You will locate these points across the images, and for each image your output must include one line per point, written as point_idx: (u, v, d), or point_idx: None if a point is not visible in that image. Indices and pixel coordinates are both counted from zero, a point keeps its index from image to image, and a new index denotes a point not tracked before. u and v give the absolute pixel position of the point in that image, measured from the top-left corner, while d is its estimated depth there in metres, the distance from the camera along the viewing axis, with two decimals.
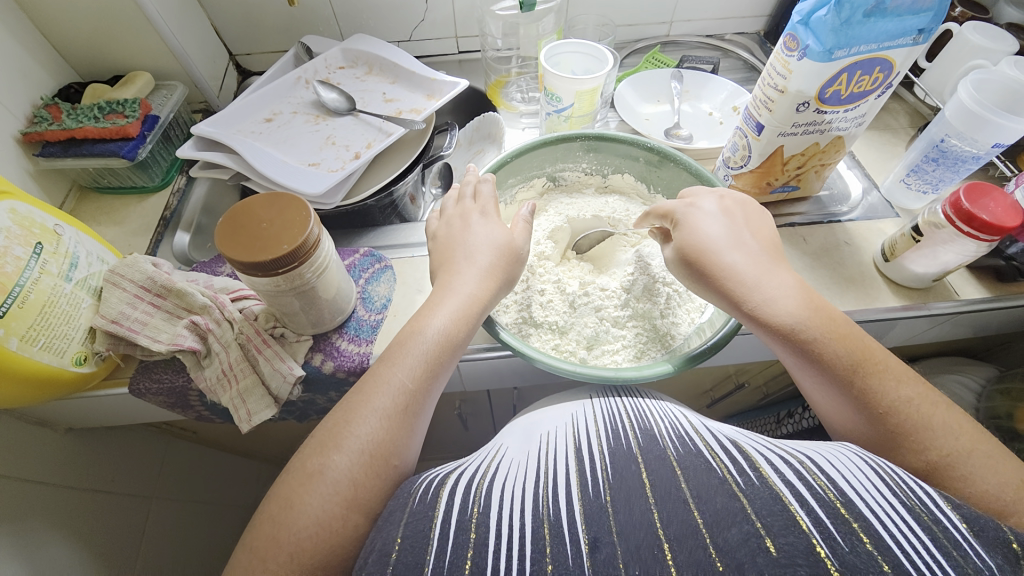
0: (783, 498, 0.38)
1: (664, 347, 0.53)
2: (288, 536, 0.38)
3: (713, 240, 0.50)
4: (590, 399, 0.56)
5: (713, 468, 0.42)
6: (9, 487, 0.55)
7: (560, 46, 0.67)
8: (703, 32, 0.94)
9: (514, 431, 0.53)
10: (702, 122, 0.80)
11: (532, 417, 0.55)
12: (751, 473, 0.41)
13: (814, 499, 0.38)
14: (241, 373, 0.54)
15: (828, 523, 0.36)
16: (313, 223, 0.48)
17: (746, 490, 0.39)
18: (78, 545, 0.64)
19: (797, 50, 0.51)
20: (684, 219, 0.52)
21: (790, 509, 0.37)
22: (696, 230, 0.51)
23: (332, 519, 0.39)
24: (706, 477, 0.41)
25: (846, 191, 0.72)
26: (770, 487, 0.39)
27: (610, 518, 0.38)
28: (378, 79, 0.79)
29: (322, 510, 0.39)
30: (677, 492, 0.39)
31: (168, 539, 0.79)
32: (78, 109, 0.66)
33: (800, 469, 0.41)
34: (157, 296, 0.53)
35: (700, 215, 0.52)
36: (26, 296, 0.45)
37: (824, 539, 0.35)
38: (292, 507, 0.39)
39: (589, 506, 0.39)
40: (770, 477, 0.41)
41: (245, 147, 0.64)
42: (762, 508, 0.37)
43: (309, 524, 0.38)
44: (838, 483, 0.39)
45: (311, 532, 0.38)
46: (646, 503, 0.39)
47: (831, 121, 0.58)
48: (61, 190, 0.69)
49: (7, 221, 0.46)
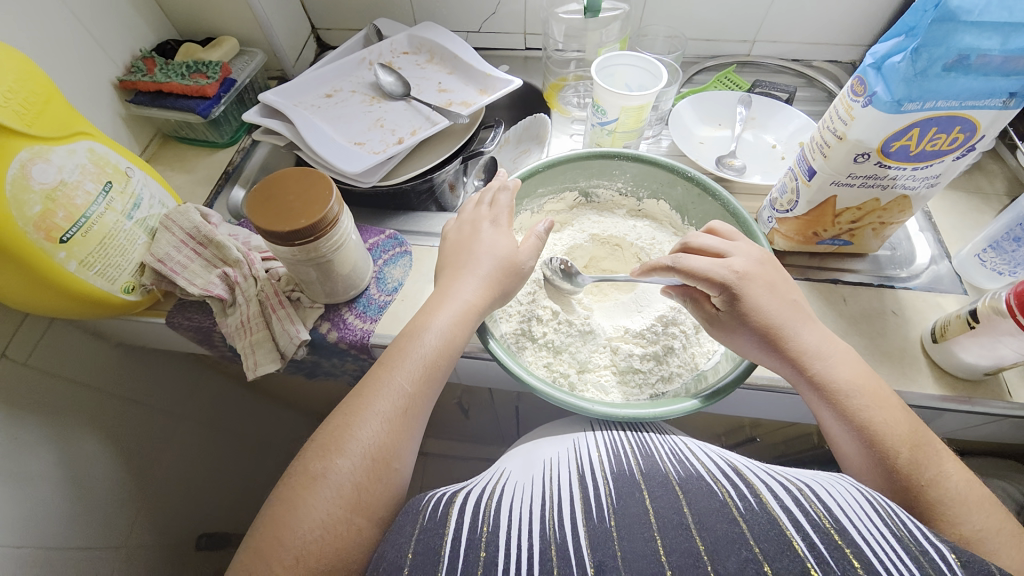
0: (779, 524, 0.38)
1: (664, 387, 0.49)
2: (293, 537, 0.40)
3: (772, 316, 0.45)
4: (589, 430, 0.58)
5: (714, 491, 0.43)
6: (59, 384, 0.65)
7: (616, 57, 0.65)
8: (789, 57, 0.87)
9: (517, 457, 0.55)
10: (762, 154, 0.75)
11: (533, 445, 0.57)
12: (752, 498, 0.41)
13: (810, 525, 0.38)
14: (256, 327, 0.58)
15: (822, 548, 0.36)
16: (334, 201, 0.51)
17: (745, 515, 0.39)
18: (110, 445, 0.73)
19: (863, 96, 0.47)
20: (744, 293, 0.45)
21: (785, 534, 0.37)
22: (762, 303, 0.45)
23: (336, 522, 0.41)
24: (707, 501, 0.41)
25: (910, 255, 0.65)
26: (768, 513, 0.39)
27: (616, 544, 0.38)
28: (437, 68, 0.81)
29: (327, 513, 0.41)
30: (679, 519, 0.40)
31: (190, 458, 0.89)
32: (169, 65, 0.73)
33: (798, 496, 0.42)
34: (199, 244, 0.60)
35: (755, 289, 0.45)
36: (90, 227, 0.52)
37: (817, 564, 0.34)
38: (296, 509, 0.41)
39: (594, 532, 0.40)
40: (769, 503, 0.41)
41: (300, 120, 0.69)
42: (760, 533, 0.37)
43: (314, 527, 0.40)
44: (833, 511, 0.39)
45: (316, 535, 0.40)
46: (649, 531, 0.39)
47: (895, 178, 0.52)
48: (146, 135, 0.77)
49: (84, 159, 0.52)
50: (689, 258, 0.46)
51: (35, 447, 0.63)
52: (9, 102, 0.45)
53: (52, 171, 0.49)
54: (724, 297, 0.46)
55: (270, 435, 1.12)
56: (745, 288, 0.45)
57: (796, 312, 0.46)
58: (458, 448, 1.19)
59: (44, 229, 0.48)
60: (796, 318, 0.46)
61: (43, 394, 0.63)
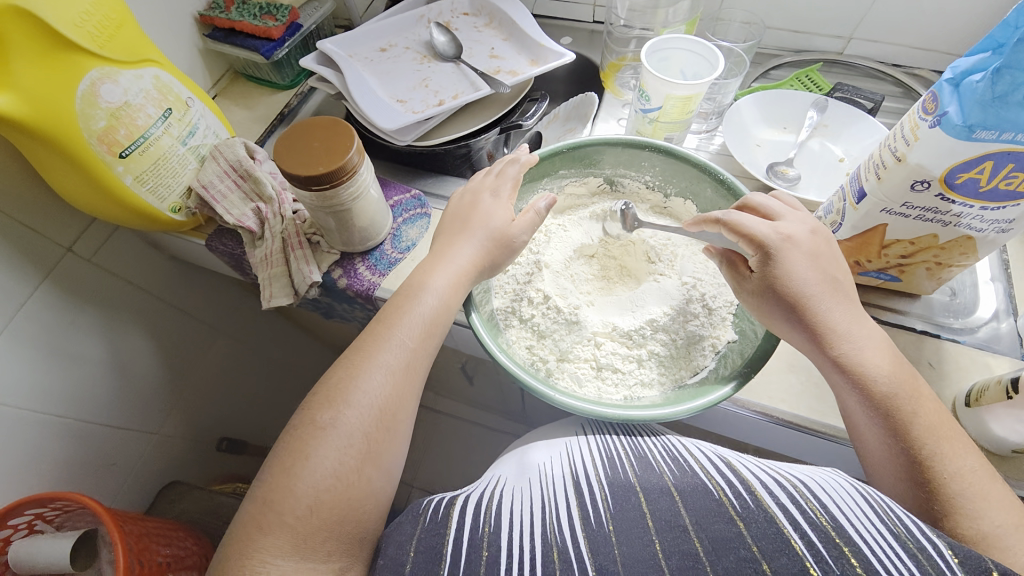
0: (776, 521, 0.38)
1: (643, 391, 0.48)
2: (304, 488, 0.41)
3: (806, 288, 0.43)
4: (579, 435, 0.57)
5: (710, 490, 0.42)
6: (117, 282, 0.74)
7: (670, 40, 0.60)
8: (889, 60, 0.77)
9: (509, 463, 0.55)
10: (824, 166, 0.68)
11: (526, 449, 0.56)
12: (747, 496, 0.41)
13: (807, 524, 0.37)
14: (276, 261, 0.63)
15: (821, 547, 0.35)
16: (356, 152, 0.53)
17: (743, 514, 0.39)
18: (155, 344, 0.83)
19: (932, 115, 0.41)
20: (780, 257, 0.44)
21: (783, 533, 0.36)
22: (800, 273, 0.43)
23: (346, 471, 0.42)
24: (703, 501, 0.41)
25: (972, 305, 0.57)
26: (765, 512, 0.39)
27: (614, 548, 0.39)
28: (493, 33, 0.79)
29: (338, 462, 0.42)
30: (677, 520, 0.40)
31: (223, 369, 0.99)
32: (245, 5, 0.78)
33: (793, 492, 0.41)
34: (240, 177, 0.65)
35: (794, 256, 0.44)
36: (147, 147, 0.58)
37: (816, 563, 0.34)
38: (305, 459, 0.42)
39: (593, 536, 0.41)
40: (765, 500, 0.40)
41: (350, 71, 0.72)
42: (757, 533, 0.37)
43: (325, 476, 0.41)
44: (830, 508, 0.39)
45: (327, 484, 0.41)
46: (648, 534, 0.40)
47: (960, 216, 0.45)
48: (220, 69, 0.83)
49: (150, 84, 0.58)
50: (742, 215, 0.46)
51: (90, 333, 0.72)
52: (86, 24, 0.50)
53: (118, 92, 0.54)
54: (760, 256, 0.45)
55: (298, 364, 1.22)
56: (782, 254, 0.44)
57: (829, 287, 0.44)
58: (466, 412, 1.23)
59: (106, 143, 0.54)
60: (829, 293, 0.44)
61: (103, 289, 0.72)
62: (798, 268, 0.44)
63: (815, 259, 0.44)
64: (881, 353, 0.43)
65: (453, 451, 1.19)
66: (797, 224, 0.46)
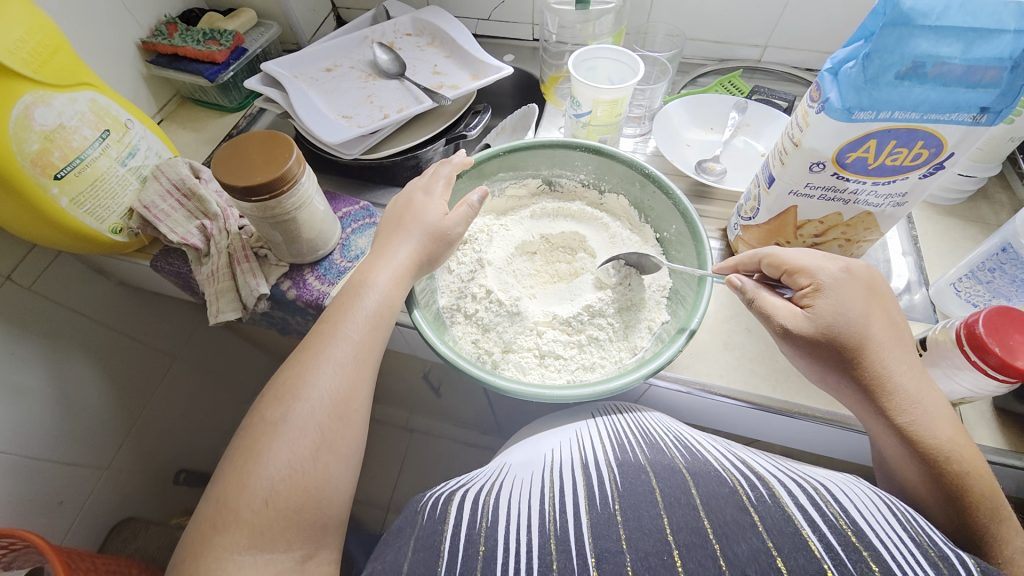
0: (794, 520, 0.38)
1: (588, 374, 0.50)
2: (259, 482, 0.41)
3: (862, 320, 0.44)
4: (594, 420, 0.59)
5: (723, 478, 0.44)
6: (56, 309, 0.72)
7: (594, 51, 0.64)
8: (801, 65, 0.84)
9: (520, 453, 0.57)
10: (748, 161, 0.73)
11: (535, 441, 0.58)
12: (762, 491, 0.42)
13: (826, 525, 0.38)
14: (222, 276, 0.62)
15: (838, 550, 0.36)
16: (295, 161, 0.54)
17: (756, 507, 0.40)
18: (102, 373, 0.81)
19: (817, 102, 0.45)
20: (829, 288, 0.45)
21: (802, 532, 0.37)
22: (844, 307, 0.45)
23: (302, 461, 0.42)
24: (716, 486, 0.43)
25: (887, 278, 0.62)
26: (781, 508, 0.40)
27: (619, 527, 0.40)
28: (436, 51, 0.83)
29: (291, 455, 0.42)
30: (686, 500, 0.41)
31: (178, 397, 0.96)
32: (188, 31, 0.79)
33: (812, 495, 0.42)
34: (184, 196, 0.65)
35: (847, 290, 0.45)
36: (83, 169, 0.58)
37: (834, 565, 0.35)
38: (260, 453, 0.42)
39: (597, 517, 0.42)
40: (782, 498, 0.41)
41: (296, 90, 0.73)
42: (773, 527, 0.38)
43: (281, 468, 0.41)
44: (850, 512, 0.40)
45: (283, 476, 0.41)
46: (656, 509, 0.41)
47: (856, 192, 0.50)
48: (165, 95, 0.84)
49: (86, 107, 0.58)
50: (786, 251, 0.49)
51: (30, 365, 0.70)
52: (20, 51, 0.51)
53: (52, 114, 0.55)
54: (809, 289, 0.46)
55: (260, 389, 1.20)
56: (833, 286, 0.46)
57: (869, 314, 0.45)
58: (436, 427, 1.23)
59: (40, 165, 0.54)
60: (876, 323, 0.45)
61: (43, 317, 0.70)
62: (850, 301, 0.45)
63: (862, 292, 0.46)
64: (885, 328, 0.45)
65: (427, 467, 1.19)
66: (851, 263, 0.48)
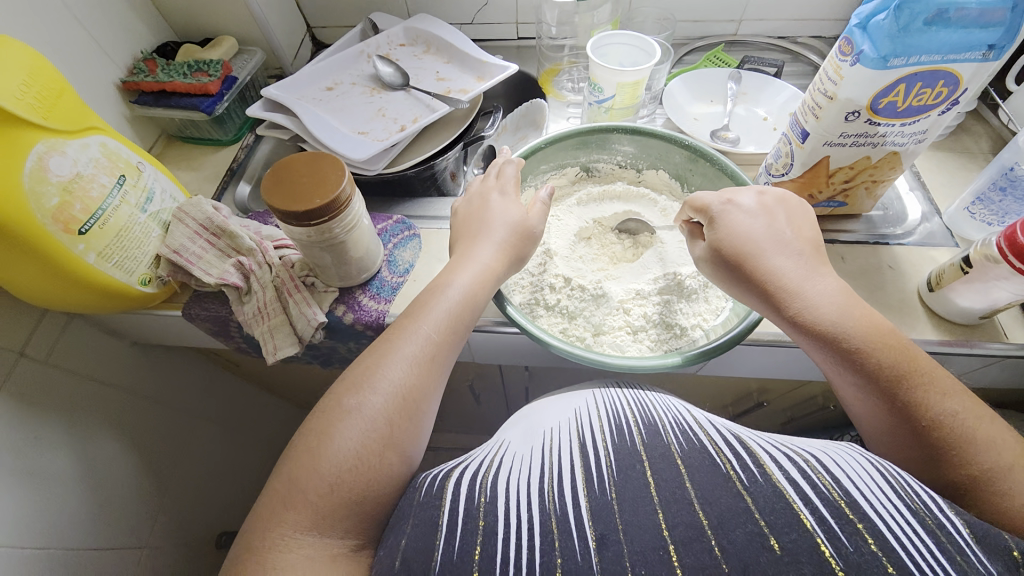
0: (786, 496, 0.39)
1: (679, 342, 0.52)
2: (327, 467, 0.40)
3: (749, 239, 0.49)
4: (594, 392, 0.56)
5: (717, 463, 0.43)
6: (75, 384, 0.65)
7: (610, 37, 0.67)
8: (775, 34, 0.90)
9: (517, 424, 0.54)
10: (754, 126, 0.77)
11: (536, 409, 0.56)
12: (755, 469, 0.42)
13: (819, 499, 0.39)
14: (273, 312, 0.60)
15: (833, 523, 0.37)
16: (346, 182, 0.52)
17: (749, 488, 0.40)
18: (127, 445, 0.74)
19: (851, 55, 0.49)
20: (720, 218, 0.51)
21: (793, 508, 0.38)
22: (745, 226, 0.50)
23: (367, 454, 0.42)
24: (710, 474, 0.42)
25: (903, 213, 0.68)
26: (775, 485, 0.40)
27: (616, 516, 0.40)
28: (434, 58, 0.83)
29: (359, 444, 0.41)
30: (682, 492, 0.41)
31: (204, 457, 0.89)
32: (171, 66, 0.75)
33: (805, 467, 0.42)
34: (213, 235, 0.61)
35: (736, 216, 0.50)
36: (106, 219, 0.53)
37: (828, 539, 0.36)
38: (329, 438, 0.42)
39: (595, 503, 0.41)
40: (774, 474, 0.42)
41: (305, 112, 0.71)
42: (766, 507, 0.39)
43: (347, 457, 0.41)
44: (843, 483, 0.40)
45: (348, 466, 0.41)
46: (652, 503, 0.40)
47: (885, 135, 0.54)
48: (151, 135, 0.79)
49: (98, 152, 0.54)
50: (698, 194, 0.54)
51: (58, 448, 0.64)
52: (25, 96, 0.46)
53: (67, 164, 0.50)
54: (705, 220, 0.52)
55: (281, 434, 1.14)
56: (722, 216, 0.51)
57: (778, 243, 0.49)
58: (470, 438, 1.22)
59: (62, 221, 0.49)
60: (777, 248, 0.49)
61: (62, 394, 0.64)
62: (747, 223, 0.50)
63: (765, 220, 0.50)
64: (805, 270, 0.48)
65: None
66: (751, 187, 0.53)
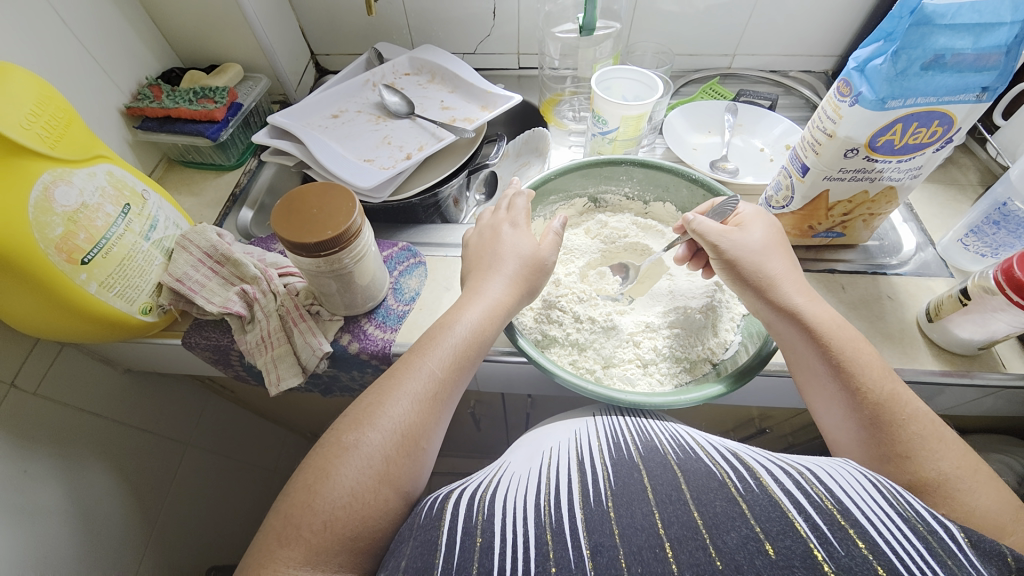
0: (781, 506, 0.38)
1: (692, 378, 0.54)
2: (322, 503, 0.39)
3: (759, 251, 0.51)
4: (594, 417, 0.56)
5: (713, 472, 0.43)
6: (65, 414, 0.63)
7: (613, 72, 0.70)
8: (768, 68, 0.93)
9: (520, 447, 0.53)
10: (751, 156, 0.79)
11: (539, 433, 0.55)
12: (751, 480, 0.41)
13: (812, 507, 0.38)
14: (277, 341, 0.59)
15: (825, 529, 0.36)
16: (358, 213, 0.51)
17: (745, 496, 0.39)
18: (115, 475, 0.71)
19: (850, 96, 0.51)
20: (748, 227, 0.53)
21: (788, 516, 0.37)
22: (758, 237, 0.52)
23: (365, 491, 0.40)
24: (705, 479, 0.42)
25: (898, 244, 0.69)
26: (768, 495, 0.39)
27: (612, 523, 0.39)
28: (438, 88, 0.84)
29: (357, 481, 0.40)
30: (678, 495, 0.40)
31: (193, 486, 0.86)
32: (176, 91, 0.75)
33: (798, 478, 0.41)
34: (217, 262, 0.61)
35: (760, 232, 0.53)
36: (110, 248, 0.52)
37: (820, 544, 0.35)
38: (327, 477, 0.40)
39: (591, 514, 0.40)
40: (769, 485, 0.41)
41: (310, 139, 0.71)
42: (761, 514, 0.38)
43: (343, 494, 0.39)
44: (835, 492, 0.40)
45: (344, 501, 0.39)
46: (648, 505, 0.40)
47: (883, 171, 0.56)
48: (152, 160, 0.79)
49: (104, 181, 0.53)
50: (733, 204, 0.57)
51: (44, 480, 0.61)
52: (34, 126, 0.46)
53: (73, 193, 0.49)
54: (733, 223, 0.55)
55: (274, 461, 1.11)
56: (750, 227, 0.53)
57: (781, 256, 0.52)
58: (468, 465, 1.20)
59: (66, 250, 0.48)
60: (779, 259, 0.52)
61: (51, 424, 0.61)
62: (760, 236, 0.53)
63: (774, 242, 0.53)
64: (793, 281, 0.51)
65: None
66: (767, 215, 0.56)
